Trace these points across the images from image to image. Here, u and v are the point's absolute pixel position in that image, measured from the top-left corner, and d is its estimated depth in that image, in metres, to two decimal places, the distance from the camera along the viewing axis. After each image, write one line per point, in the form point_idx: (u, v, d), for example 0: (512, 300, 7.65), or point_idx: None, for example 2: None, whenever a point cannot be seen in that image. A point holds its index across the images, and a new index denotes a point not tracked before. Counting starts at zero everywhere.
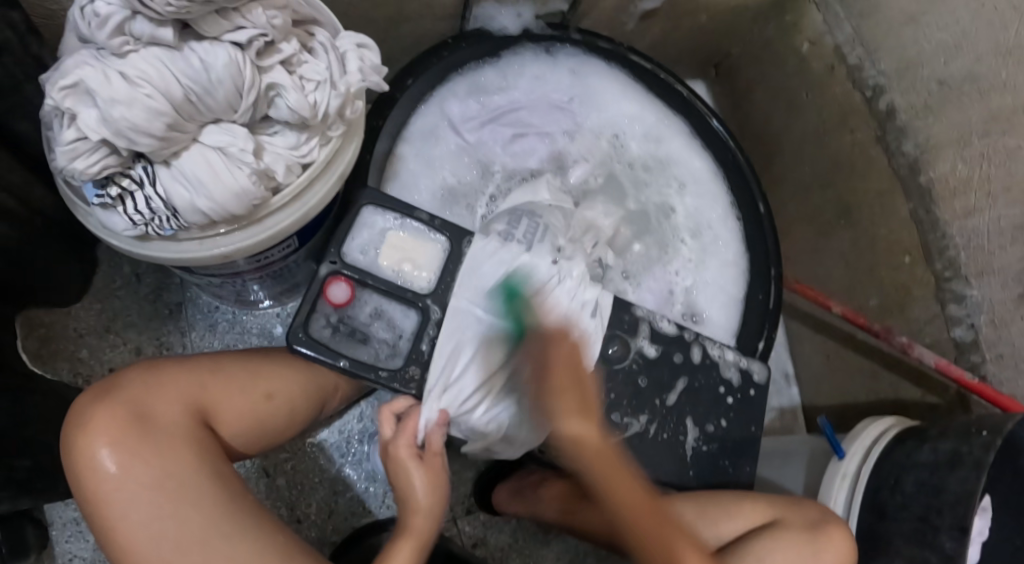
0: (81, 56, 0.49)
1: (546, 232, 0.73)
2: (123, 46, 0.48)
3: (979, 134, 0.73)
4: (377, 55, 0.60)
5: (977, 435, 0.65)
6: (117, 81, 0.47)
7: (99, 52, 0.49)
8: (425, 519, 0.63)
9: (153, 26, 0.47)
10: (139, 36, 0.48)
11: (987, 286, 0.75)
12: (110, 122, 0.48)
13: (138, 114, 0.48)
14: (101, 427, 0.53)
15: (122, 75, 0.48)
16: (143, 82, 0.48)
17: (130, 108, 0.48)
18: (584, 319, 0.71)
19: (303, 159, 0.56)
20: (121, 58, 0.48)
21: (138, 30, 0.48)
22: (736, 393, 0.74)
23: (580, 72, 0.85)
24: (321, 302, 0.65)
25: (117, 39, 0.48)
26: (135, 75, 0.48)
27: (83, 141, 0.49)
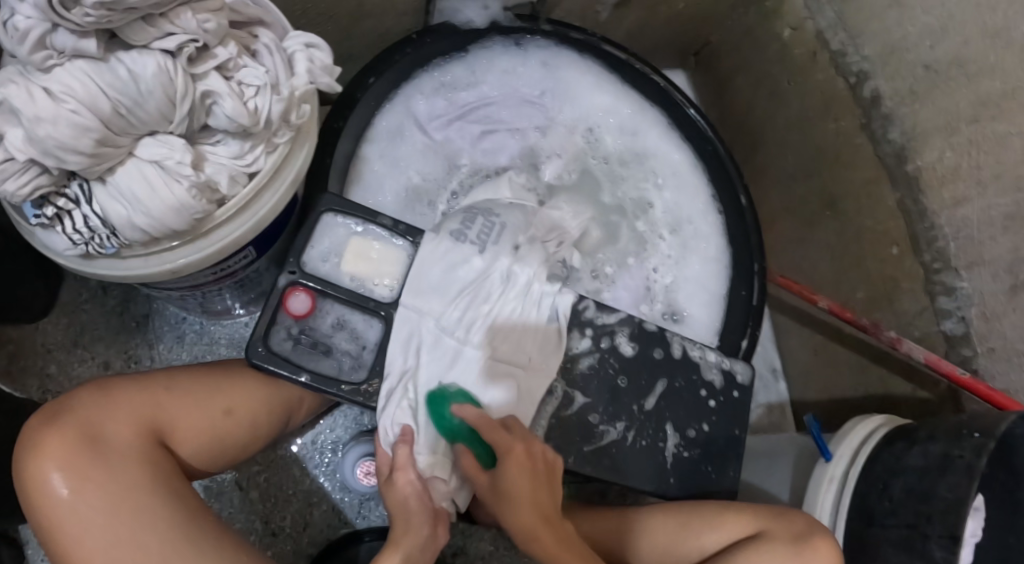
0: (7, 73, 0.47)
1: (503, 231, 0.69)
2: (46, 60, 0.46)
3: (968, 121, 0.71)
4: (328, 55, 0.58)
5: (968, 438, 0.62)
6: (42, 98, 0.45)
7: (25, 68, 0.47)
8: (414, 525, 0.59)
9: (75, 37, 0.45)
10: (63, 49, 0.46)
11: (978, 277, 0.72)
12: (36, 141, 0.46)
13: (65, 131, 0.45)
14: (51, 452, 0.51)
15: (46, 91, 0.46)
16: (68, 97, 0.46)
17: (56, 125, 0.45)
18: (541, 317, 0.69)
19: (248, 169, 0.54)
20: (45, 73, 0.46)
21: (60, 42, 0.45)
22: (718, 395, 0.72)
23: (553, 65, 0.82)
24: (281, 314, 0.63)
25: (39, 53, 0.45)
26: (60, 91, 0.46)
27: (11, 162, 0.47)
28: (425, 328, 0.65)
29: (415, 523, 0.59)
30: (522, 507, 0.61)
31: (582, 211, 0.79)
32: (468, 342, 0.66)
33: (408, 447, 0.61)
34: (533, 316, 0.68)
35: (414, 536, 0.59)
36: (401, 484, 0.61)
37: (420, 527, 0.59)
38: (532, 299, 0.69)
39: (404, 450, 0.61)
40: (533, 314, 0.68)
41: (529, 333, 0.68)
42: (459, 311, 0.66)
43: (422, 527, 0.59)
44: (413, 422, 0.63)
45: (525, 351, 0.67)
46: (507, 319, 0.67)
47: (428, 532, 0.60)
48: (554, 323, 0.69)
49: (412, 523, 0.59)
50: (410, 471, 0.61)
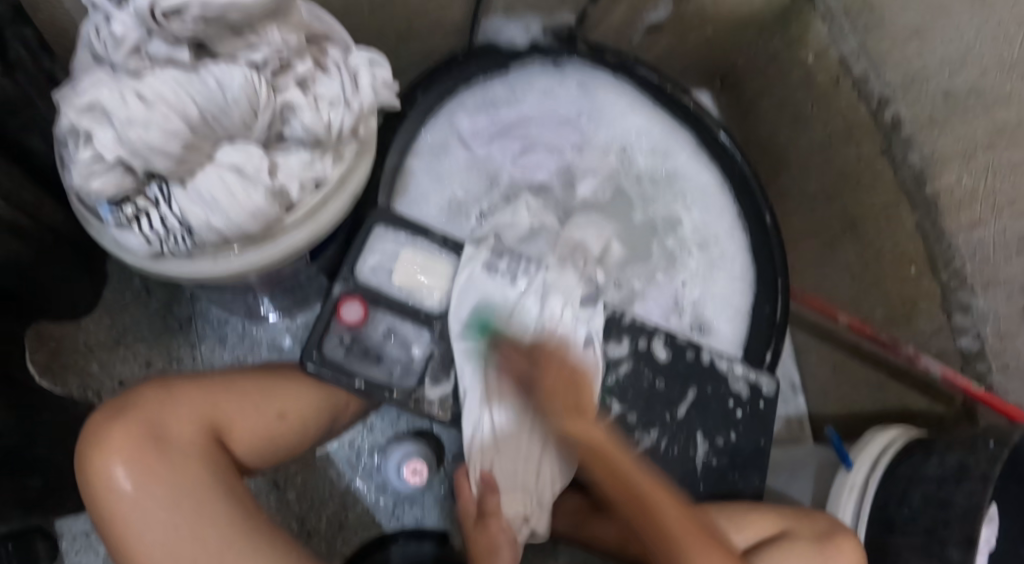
0: (98, 76, 0.52)
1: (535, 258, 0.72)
2: (139, 66, 0.52)
3: (984, 147, 0.76)
4: (388, 71, 0.64)
5: (984, 447, 0.65)
6: (134, 102, 0.50)
7: (115, 71, 0.52)
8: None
9: (170, 46, 0.52)
10: (156, 55, 0.52)
11: (993, 297, 0.77)
12: (127, 143, 0.50)
13: (155, 135, 0.50)
14: (118, 444, 0.53)
15: (138, 96, 0.50)
16: (159, 102, 0.50)
17: (147, 129, 0.50)
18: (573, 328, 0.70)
19: (317, 177, 0.58)
20: (136, 78, 0.51)
21: (154, 49, 0.52)
22: (745, 406, 0.75)
23: (589, 86, 0.85)
24: (335, 322, 0.65)
25: (134, 58, 0.52)
26: (151, 96, 0.50)
27: (99, 161, 0.51)
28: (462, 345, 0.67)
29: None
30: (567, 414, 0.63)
31: (602, 228, 0.81)
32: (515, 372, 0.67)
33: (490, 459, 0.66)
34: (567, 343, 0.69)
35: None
36: (492, 529, 0.65)
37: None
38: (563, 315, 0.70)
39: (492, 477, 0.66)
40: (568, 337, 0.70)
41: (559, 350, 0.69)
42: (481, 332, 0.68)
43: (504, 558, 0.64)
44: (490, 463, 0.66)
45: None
46: (540, 329, 0.69)
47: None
48: (591, 348, 0.70)
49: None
50: (502, 518, 0.66)
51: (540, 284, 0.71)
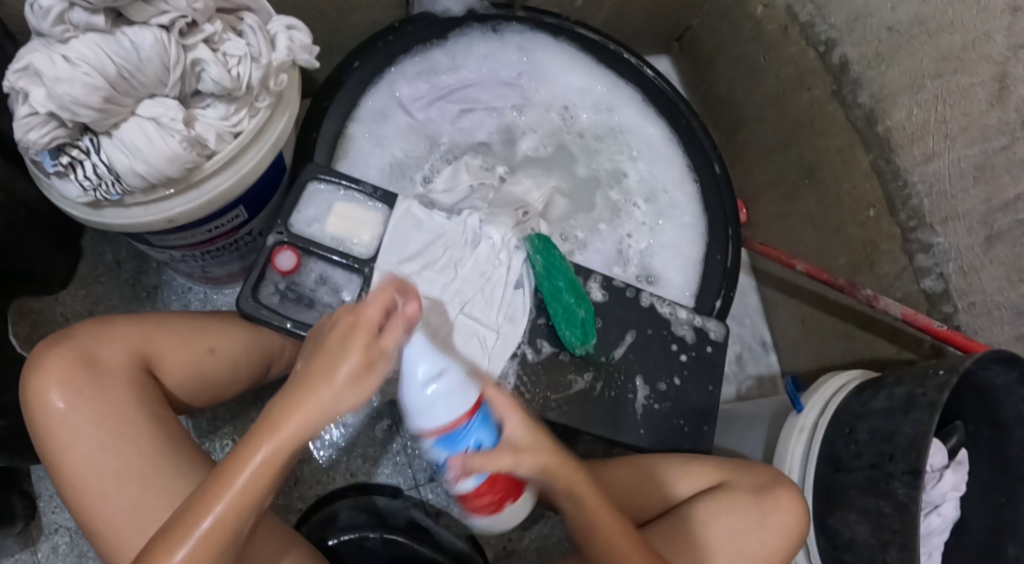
0: (33, 44, 0.55)
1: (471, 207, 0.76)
2: (64, 33, 0.54)
3: (932, 77, 0.74)
4: (307, 35, 0.67)
5: (934, 376, 0.61)
6: (61, 63, 0.54)
7: (47, 41, 0.55)
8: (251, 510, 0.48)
9: (88, 15, 0.53)
10: (77, 23, 0.54)
11: (953, 233, 0.75)
12: (55, 97, 0.54)
13: (78, 89, 0.53)
14: (53, 368, 0.57)
15: (64, 57, 0.54)
16: (81, 62, 0.54)
17: (71, 84, 0.53)
18: (500, 266, 0.71)
19: (234, 129, 0.62)
20: (63, 44, 0.54)
21: (76, 18, 0.54)
22: (690, 350, 0.74)
23: (528, 48, 0.87)
24: (269, 270, 0.67)
25: (59, 27, 0.54)
26: (75, 56, 0.54)
27: (35, 115, 0.55)
28: (395, 279, 0.68)
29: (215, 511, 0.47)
30: (546, 444, 0.55)
31: (543, 183, 0.82)
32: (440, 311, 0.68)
33: (400, 330, 0.50)
34: (496, 294, 0.70)
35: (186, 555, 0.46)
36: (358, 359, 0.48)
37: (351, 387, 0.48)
38: (495, 259, 0.71)
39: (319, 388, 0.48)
40: (498, 279, 0.70)
41: (488, 283, 0.70)
42: (411, 270, 0.69)
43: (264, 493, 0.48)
44: None
45: (491, 315, 0.69)
46: (471, 269, 0.70)
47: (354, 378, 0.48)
48: (520, 291, 0.70)
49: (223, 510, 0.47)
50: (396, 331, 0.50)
51: (472, 229, 0.72)
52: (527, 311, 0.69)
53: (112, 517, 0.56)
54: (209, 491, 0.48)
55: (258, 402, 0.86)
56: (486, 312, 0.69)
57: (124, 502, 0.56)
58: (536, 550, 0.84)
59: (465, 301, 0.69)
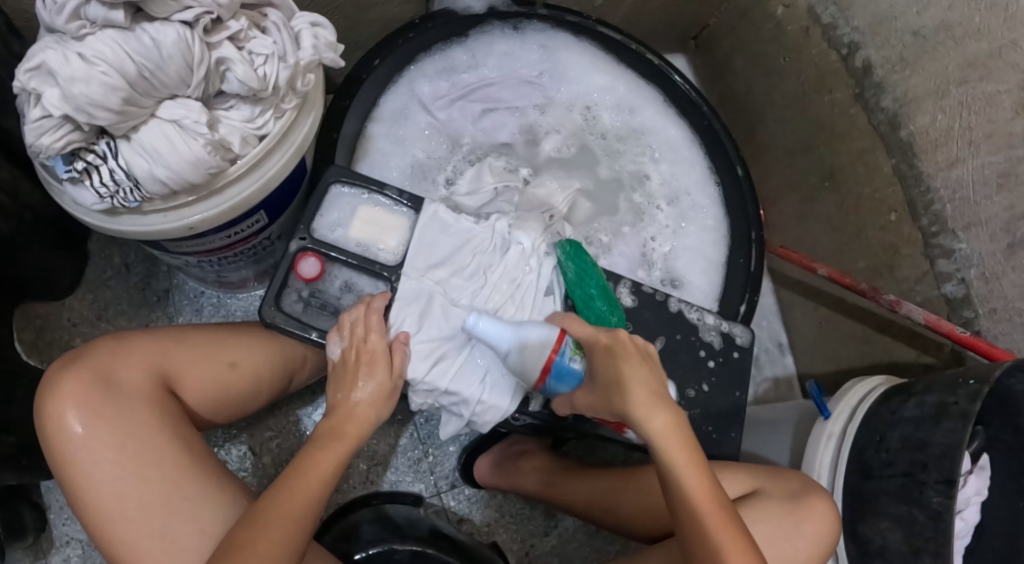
0: (45, 41, 0.52)
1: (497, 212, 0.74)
2: (81, 30, 0.50)
3: (957, 83, 0.74)
4: (331, 32, 0.63)
5: (964, 385, 0.61)
6: (76, 61, 0.50)
7: (61, 38, 0.51)
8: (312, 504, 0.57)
9: (106, 9, 0.49)
10: (95, 19, 0.50)
11: (976, 238, 0.75)
12: (70, 98, 0.50)
13: (96, 90, 0.50)
14: (68, 390, 0.55)
15: (80, 56, 0.50)
16: (99, 60, 0.50)
17: (88, 84, 0.50)
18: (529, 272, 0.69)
19: (259, 131, 0.59)
20: (79, 41, 0.51)
21: (92, 13, 0.50)
22: (717, 356, 0.74)
23: (550, 47, 0.86)
24: (292, 277, 0.66)
25: (74, 23, 0.50)
26: (92, 54, 0.50)
27: (48, 118, 0.52)
28: (423, 286, 0.67)
29: (285, 512, 0.55)
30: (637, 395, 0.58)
31: (567, 185, 0.81)
32: (470, 319, 0.67)
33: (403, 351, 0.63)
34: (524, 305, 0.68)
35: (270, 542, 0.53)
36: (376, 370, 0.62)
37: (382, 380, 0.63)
38: (525, 265, 0.69)
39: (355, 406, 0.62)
40: (528, 286, 0.68)
41: (517, 288, 0.68)
42: (440, 277, 0.68)
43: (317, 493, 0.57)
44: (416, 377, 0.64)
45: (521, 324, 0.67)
46: (500, 274, 0.68)
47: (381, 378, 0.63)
48: (550, 298, 0.69)
49: (290, 509, 0.55)
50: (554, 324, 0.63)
51: (502, 234, 0.70)
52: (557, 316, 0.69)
53: (136, 543, 0.54)
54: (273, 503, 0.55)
55: (276, 409, 0.84)
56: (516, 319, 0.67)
57: (148, 527, 0.54)
58: (558, 555, 0.84)
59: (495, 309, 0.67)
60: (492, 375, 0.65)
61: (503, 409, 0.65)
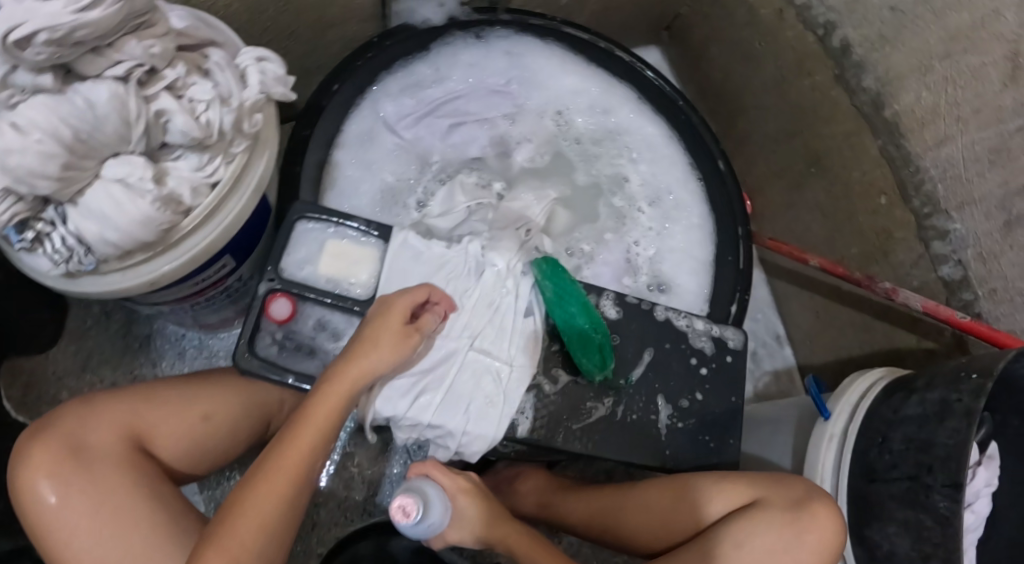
0: None
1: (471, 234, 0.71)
2: (11, 99, 0.49)
3: (940, 57, 0.72)
4: (280, 65, 0.62)
5: (967, 380, 0.59)
6: (8, 131, 0.48)
7: None
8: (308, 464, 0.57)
9: (33, 75, 0.48)
10: (24, 86, 0.49)
11: (970, 218, 0.72)
12: (7, 170, 0.48)
13: (32, 160, 0.48)
14: (39, 461, 0.54)
15: (13, 126, 0.48)
16: (33, 128, 0.48)
17: (24, 155, 0.48)
18: (508, 293, 0.67)
19: (209, 179, 0.57)
20: (10, 109, 0.49)
21: (21, 80, 0.49)
22: (710, 363, 0.71)
23: (516, 53, 0.83)
24: (264, 320, 0.64)
25: (3, 93, 0.49)
26: (25, 123, 0.48)
27: None
28: None
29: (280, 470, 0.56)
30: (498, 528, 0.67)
31: (544, 196, 0.78)
32: (449, 347, 0.65)
33: (436, 318, 0.64)
34: (504, 330, 0.66)
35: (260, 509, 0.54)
36: (389, 330, 0.60)
37: (395, 338, 0.60)
38: (502, 286, 0.67)
39: (366, 355, 0.59)
40: (507, 309, 0.67)
41: (495, 311, 0.66)
42: None
43: (316, 449, 0.57)
44: (399, 412, 0.62)
45: (503, 349, 0.65)
46: (478, 298, 0.66)
47: (396, 337, 0.60)
48: (531, 319, 0.67)
49: (284, 469, 0.56)
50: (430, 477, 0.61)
51: (477, 256, 0.68)
52: (538, 336, 0.67)
53: None
54: (273, 457, 0.56)
55: None
56: (498, 344, 0.65)
57: None
58: None
59: (474, 336, 0.65)
60: (477, 406, 0.63)
61: (490, 439, 0.63)
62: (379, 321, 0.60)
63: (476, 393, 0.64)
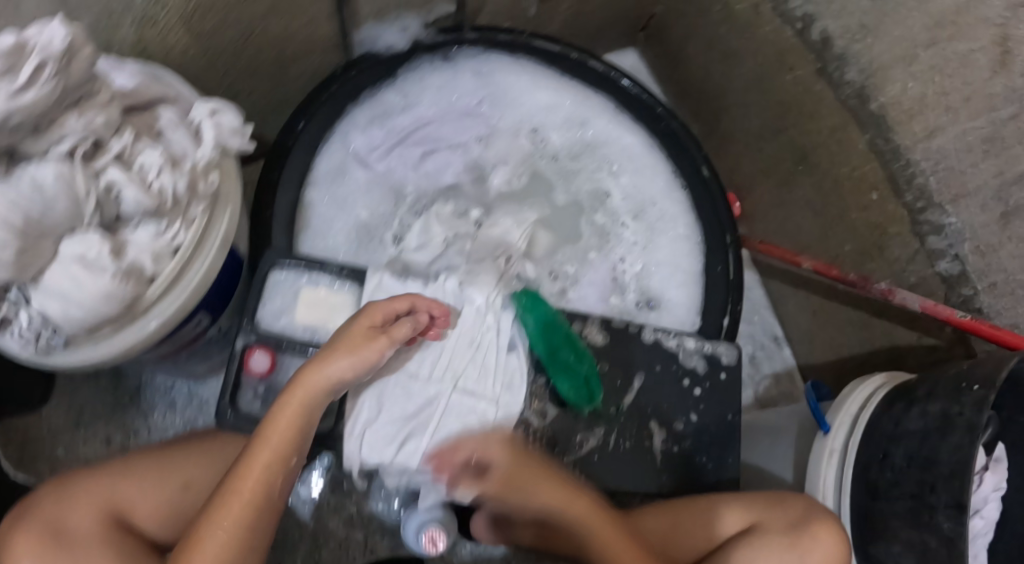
0: None
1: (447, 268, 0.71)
2: None
3: (925, 45, 0.69)
4: (234, 115, 0.61)
5: (968, 392, 0.57)
6: None
7: None
8: (266, 475, 0.57)
9: None
10: None
11: (966, 210, 0.69)
12: None
13: None
14: (20, 547, 0.55)
15: None
16: None
17: None
18: (488, 330, 0.66)
19: (171, 245, 0.56)
20: None
21: None
22: (703, 382, 0.70)
23: (484, 72, 0.81)
24: (245, 375, 0.63)
25: None
26: None
27: None
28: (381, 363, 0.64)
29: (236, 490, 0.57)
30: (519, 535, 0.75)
31: (523, 218, 0.77)
32: (433, 390, 0.64)
33: (412, 325, 0.61)
34: (484, 369, 0.65)
35: (220, 524, 0.56)
36: (348, 342, 0.59)
37: (355, 351, 0.59)
38: (481, 323, 0.66)
39: (321, 368, 0.58)
40: (489, 345, 0.66)
41: (476, 348, 0.65)
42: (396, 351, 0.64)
43: (277, 463, 0.57)
44: (384, 459, 0.61)
45: (487, 388, 0.64)
46: (458, 337, 0.65)
47: (355, 351, 0.59)
48: (514, 354, 0.66)
49: (240, 490, 0.57)
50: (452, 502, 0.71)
51: (456, 292, 0.67)
52: (524, 370, 0.66)
53: None
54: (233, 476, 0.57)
55: None
56: (482, 381, 0.65)
57: None
58: None
59: (457, 376, 0.64)
60: (464, 447, 0.62)
61: (481, 480, 0.62)
62: (343, 333, 0.59)
63: (463, 436, 0.62)
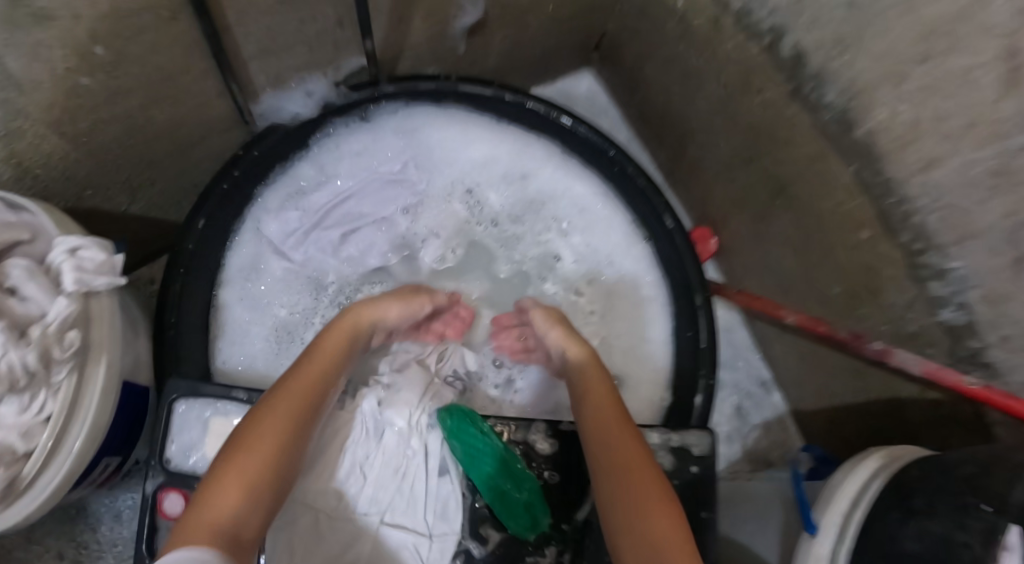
0: None
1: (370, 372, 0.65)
2: None
3: (918, 61, 0.53)
4: (95, 248, 0.53)
5: (977, 512, 0.47)
6: None
7: None
8: (317, 391, 0.54)
9: None
10: None
11: (973, 254, 0.55)
12: None
13: None
14: None
15: None
16: None
17: None
18: (416, 455, 0.59)
19: (39, 417, 0.50)
20: None
21: None
22: (671, 482, 0.61)
23: (408, 130, 0.74)
24: (158, 520, 0.58)
25: None
26: None
27: None
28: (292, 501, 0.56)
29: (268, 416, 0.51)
30: None
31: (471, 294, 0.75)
32: (356, 528, 0.57)
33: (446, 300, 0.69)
34: (415, 499, 0.58)
35: (273, 437, 0.50)
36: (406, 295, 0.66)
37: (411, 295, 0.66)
38: (406, 448, 0.59)
39: (369, 307, 0.63)
40: (415, 473, 0.59)
41: (404, 476, 0.58)
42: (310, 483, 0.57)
43: (308, 404, 0.53)
44: None
45: (417, 519, 0.57)
46: (384, 462, 0.59)
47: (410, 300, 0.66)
48: (446, 478, 0.59)
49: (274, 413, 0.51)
50: None
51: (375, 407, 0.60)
52: (458, 498, 0.58)
53: None
54: (281, 384, 0.54)
55: None
56: (413, 509, 0.57)
57: None
58: None
59: (382, 510, 0.57)
60: None
61: None
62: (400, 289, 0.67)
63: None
